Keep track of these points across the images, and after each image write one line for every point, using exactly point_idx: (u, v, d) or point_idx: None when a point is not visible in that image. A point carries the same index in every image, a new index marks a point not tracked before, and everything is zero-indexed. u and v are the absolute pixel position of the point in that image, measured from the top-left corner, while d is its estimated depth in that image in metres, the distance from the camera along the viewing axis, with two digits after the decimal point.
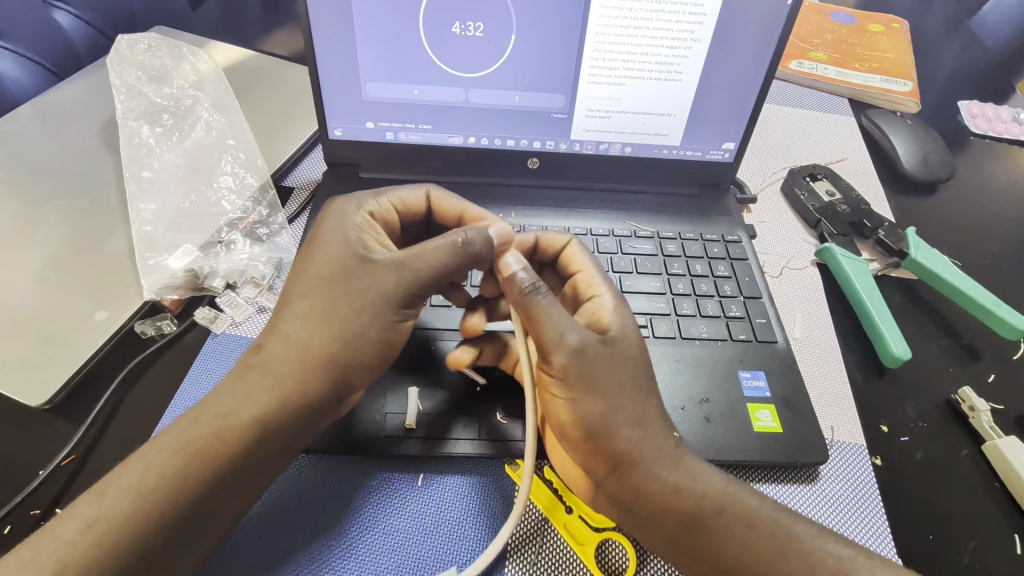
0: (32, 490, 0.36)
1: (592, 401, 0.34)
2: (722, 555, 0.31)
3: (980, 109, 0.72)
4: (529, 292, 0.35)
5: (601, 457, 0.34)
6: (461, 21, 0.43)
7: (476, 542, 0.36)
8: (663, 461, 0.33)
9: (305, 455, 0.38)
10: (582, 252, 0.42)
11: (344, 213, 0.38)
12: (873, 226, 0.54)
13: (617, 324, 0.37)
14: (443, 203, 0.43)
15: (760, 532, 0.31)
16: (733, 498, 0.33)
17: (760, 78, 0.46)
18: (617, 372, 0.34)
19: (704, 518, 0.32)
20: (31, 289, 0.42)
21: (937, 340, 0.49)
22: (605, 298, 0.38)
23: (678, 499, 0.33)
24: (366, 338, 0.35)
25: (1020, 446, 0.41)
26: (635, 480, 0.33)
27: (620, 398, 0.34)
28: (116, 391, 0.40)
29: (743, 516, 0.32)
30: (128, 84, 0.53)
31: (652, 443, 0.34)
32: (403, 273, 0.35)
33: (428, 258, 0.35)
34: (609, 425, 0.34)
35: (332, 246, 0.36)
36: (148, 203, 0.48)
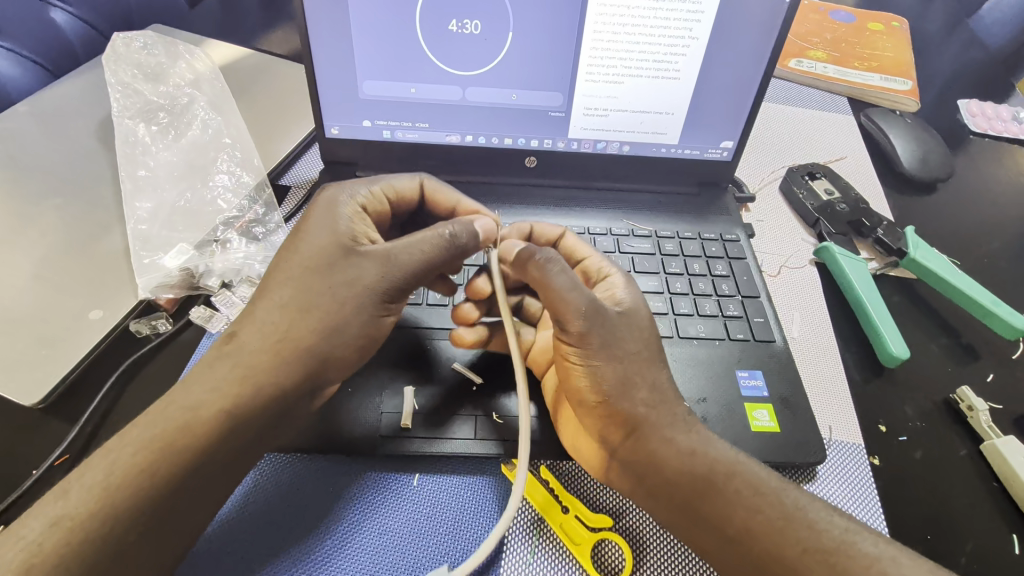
0: (25, 491, 0.35)
1: (613, 365, 0.34)
2: (733, 522, 0.31)
3: (979, 108, 0.72)
4: (546, 266, 0.35)
5: (619, 421, 0.34)
6: (458, 19, 0.43)
7: (472, 540, 0.36)
8: (677, 426, 0.34)
9: (271, 454, 0.38)
10: (579, 241, 0.43)
11: (334, 201, 0.38)
12: (872, 226, 0.53)
13: (629, 300, 0.38)
14: (437, 192, 0.43)
15: (769, 500, 0.31)
16: (744, 467, 0.33)
17: (758, 76, 0.45)
18: (632, 341, 0.36)
19: (716, 482, 0.32)
20: (26, 287, 0.42)
21: (936, 339, 0.49)
22: (617, 277, 0.39)
23: (692, 465, 0.33)
24: (345, 328, 0.35)
25: (1019, 446, 0.40)
26: (650, 444, 0.34)
27: (640, 364, 0.35)
28: (110, 391, 0.40)
29: (752, 483, 0.32)
30: (124, 82, 0.53)
31: (667, 410, 0.35)
32: (390, 266, 0.36)
33: (415, 249, 0.36)
34: (629, 387, 0.34)
35: (317, 236, 0.36)
36: (144, 202, 0.47)
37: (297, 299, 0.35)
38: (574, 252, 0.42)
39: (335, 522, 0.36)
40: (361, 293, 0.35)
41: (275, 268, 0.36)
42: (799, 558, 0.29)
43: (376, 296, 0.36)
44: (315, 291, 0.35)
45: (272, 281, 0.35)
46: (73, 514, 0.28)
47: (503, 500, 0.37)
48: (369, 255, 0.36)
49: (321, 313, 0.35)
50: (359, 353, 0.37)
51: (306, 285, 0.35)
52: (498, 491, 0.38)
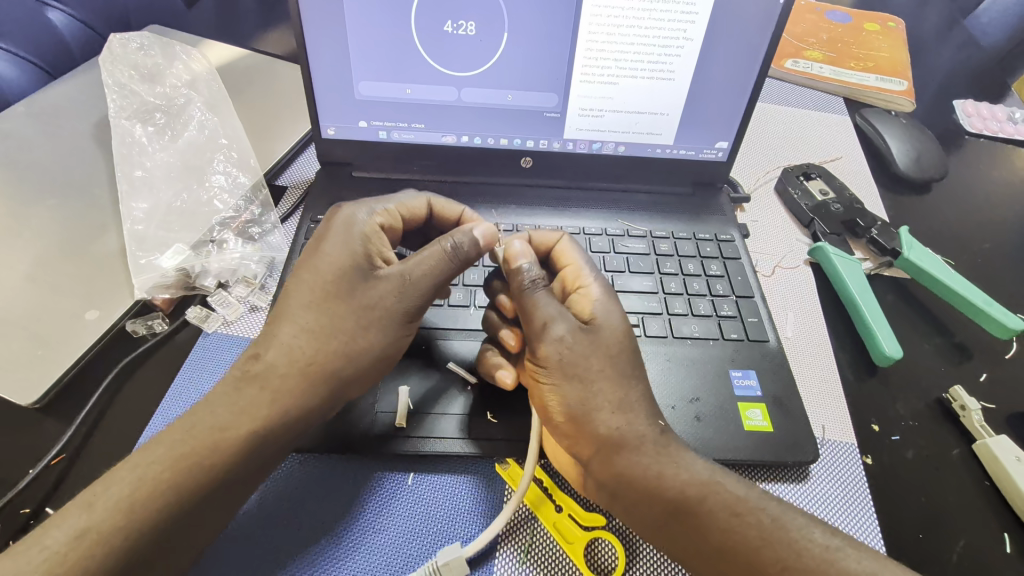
0: (20, 490, 0.36)
1: (572, 386, 0.34)
2: (710, 540, 0.31)
3: (974, 108, 0.72)
4: (528, 289, 0.36)
5: (586, 440, 0.34)
6: (453, 20, 0.43)
7: (466, 536, 0.36)
8: (647, 448, 0.33)
9: (294, 455, 0.38)
10: (573, 248, 0.41)
11: (351, 220, 0.37)
12: (866, 225, 0.54)
13: (602, 316, 0.36)
14: (444, 209, 0.43)
15: (745, 521, 0.31)
16: (717, 487, 0.32)
17: (753, 78, 0.46)
18: (597, 357, 0.35)
19: (689, 505, 0.32)
20: (23, 288, 0.42)
21: (930, 339, 0.49)
22: (591, 289, 0.38)
23: (660, 486, 0.32)
24: (370, 348, 0.35)
25: (1011, 446, 0.41)
26: (619, 465, 0.33)
27: (601, 382, 0.34)
28: (106, 392, 0.40)
29: (727, 503, 0.31)
30: (121, 83, 0.53)
31: (636, 428, 0.34)
32: (405, 289, 0.35)
33: (434, 267, 0.36)
34: (590, 407, 0.34)
35: (335, 259, 0.35)
36: (141, 203, 0.48)
37: (323, 327, 0.34)
38: (562, 259, 0.41)
39: (333, 521, 0.36)
40: (385, 317, 0.35)
41: (288, 294, 0.35)
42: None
43: (399, 318, 0.36)
44: (339, 318, 0.35)
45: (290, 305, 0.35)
46: (78, 516, 0.28)
47: (500, 501, 0.37)
48: (392, 280, 0.35)
49: (344, 339, 0.34)
50: (383, 366, 0.37)
51: (328, 312, 0.35)
52: (495, 491, 0.38)
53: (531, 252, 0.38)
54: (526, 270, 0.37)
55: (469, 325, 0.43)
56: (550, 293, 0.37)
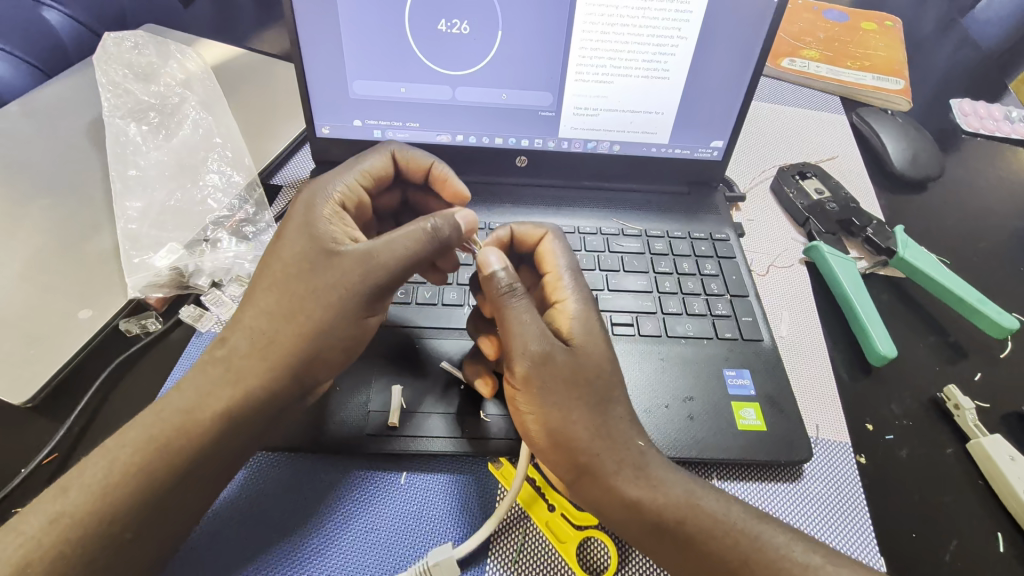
0: (12, 489, 0.36)
1: (551, 413, 0.33)
2: (687, 559, 0.31)
3: (971, 108, 0.72)
4: (506, 297, 0.35)
5: (566, 464, 0.33)
6: (447, 19, 0.43)
7: (458, 528, 0.36)
8: (624, 473, 0.33)
9: (259, 454, 0.38)
10: (557, 249, 0.41)
11: (310, 204, 0.37)
12: (862, 224, 0.53)
13: (581, 333, 0.36)
14: (410, 160, 0.43)
15: (722, 543, 0.31)
16: (696, 508, 0.32)
17: (747, 77, 0.46)
18: (574, 386, 0.34)
19: (666, 527, 0.32)
20: (16, 287, 0.42)
21: (925, 338, 0.49)
22: (570, 303, 0.37)
23: (638, 511, 0.32)
24: (333, 331, 0.34)
25: (1005, 445, 0.41)
26: (599, 487, 0.33)
27: (578, 411, 0.33)
28: (98, 392, 0.40)
29: (705, 526, 0.31)
30: (115, 82, 0.53)
31: (614, 453, 0.33)
32: (369, 265, 0.34)
33: (399, 244, 0.35)
34: (568, 435, 0.33)
35: (298, 240, 0.35)
36: (135, 202, 0.47)
37: (280, 306, 0.34)
38: (545, 263, 0.41)
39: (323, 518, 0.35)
40: (345, 295, 0.34)
41: (256, 275, 0.35)
42: None
43: (361, 298, 0.35)
44: (298, 296, 0.34)
45: (256, 288, 0.35)
46: (72, 512, 0.28)
47: (490, 506, 0.37)
48: (351, 256, 0.34)
49: (304, 317, 0.34)
50: (347, 353, 0.36)
51: (288, 290, 0.34)
52: (484, 496, 0.38)
53: (507, 258, 0.37)
54: (501, 275, 0.35)
55: (462, 325, 0.43)
56: (530, 305, 0.35)
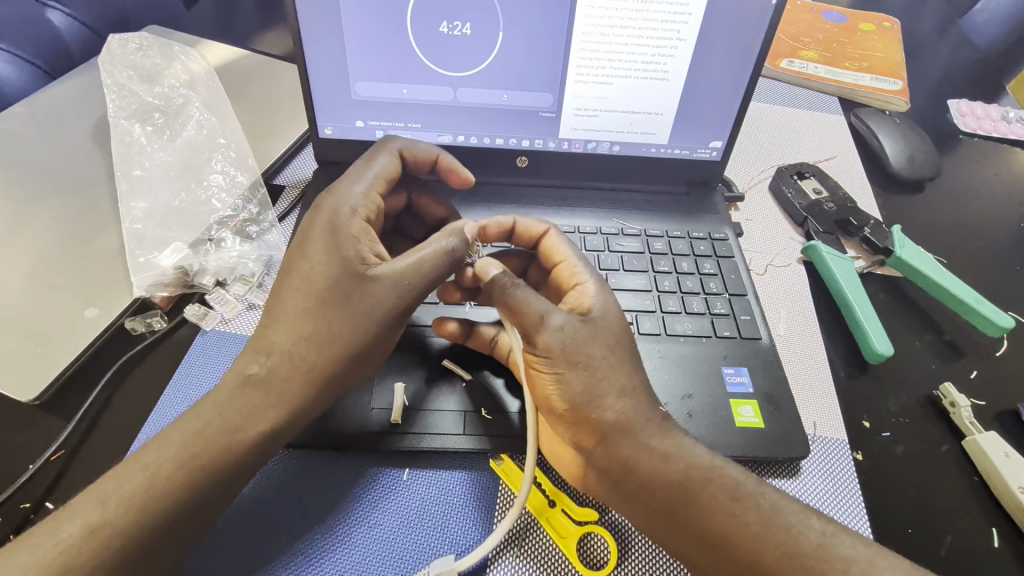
0: (21, 485, 0.36)
1: (576, 375, 0.34)
2: (709, 524, 0.32)
3: (968, 108, 0.73)
4: (506, 287, 0.36)
5: (589, 428, 0.34)
6: (448, 21, 0.43)
7: (465, 528, 0.37)
8: (651, 430, 0.34)
9: (283, 450, 0.39)
10: (563, 242, 0.42)
11: (335, 219, 0.37)
12: (859, 224, 0.54)
13: (599, 310, 0.37)
14: (418, 153, 0.45)
15: (745, 505, 0.32)
16: (720, 471, 0.33)
17: (746, 77, 0.46)
18: (599, 345, 0.35)
19: (692, 487, 0.33)
20: (24, 286, 0.43)
21: (921, 336, 0.50)
22: (588, 286, 0.39)
23: (665, 467, 0.33)
24: (361, 349, 0.35)
25: (999, 441, 0.41)
26: (625, 449, 0.34)
27: (607, 369, 0.35)
28: (105, 389, 0.40)
29: (729, 488, 0.32)
30: (119, 83, 0.53)
31: (640, 413, 0.35)
32: (401, 289, 0.36)
33: (426, 268, 0.36)
34: (597, 394, 0.34)
35: (328, 262, 0.35)
36: (139, 202, 0.48)
37: (313, 329, 0.34)
38: (552, 255, 0.42)
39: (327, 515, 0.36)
40: (377, 319, 0.35)
41: (280, 296, 0.35)
42: (774, 562, 0.30)
43: (393, 320, 0.36)
44: (334, 323, 0.35)
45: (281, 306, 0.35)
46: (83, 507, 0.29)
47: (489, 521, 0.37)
48: (381, 276, 0.35)
49: (336, 339, 0.35)
50: (360, 367, 0.36)
51: (322, 318, 0.35)
52: (486, 509, 0.37)
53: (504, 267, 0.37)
54: (499, 275, 0.36)
55: None
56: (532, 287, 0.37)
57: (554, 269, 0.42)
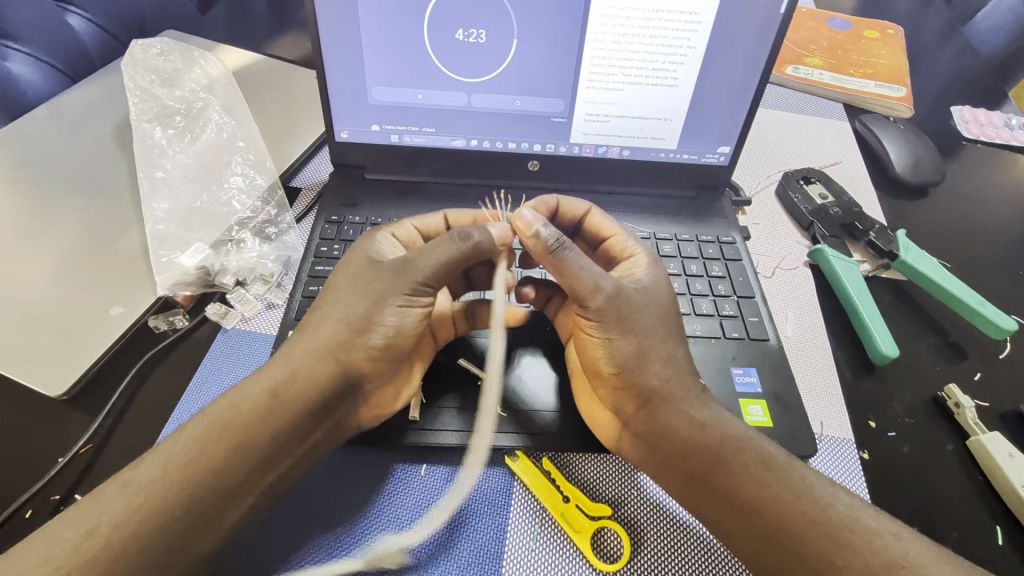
0: (51, 477, 0.37)
1: (626, 340, 0.37)
2: (742, 492, 0.33)
3: (972, 114, 0.74)
4: (556, 249, 0.37)
5: (633, 393, 0.37)
6: (464, 28, 0.45)
7: (483, 520, 0.38)
8: (691, 400, 0.36)
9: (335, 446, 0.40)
10: (605, 218, 0.45)
11: (370, 235, 0.41)
12: (864, 229, 0.55)
13: (649, 280, 0.40)
14: (459, 217, 0.46)
15: (776, 475, 0.33)
16: (753, 443, 0.35)
17: (754, 83, 0.47)
18: (648, 315, 0.37)
19: (727, 455, 0.34)
20: (51, 284, 0.44)
21: (926, 339, 0.51)
22: (640, 258, 0.41)
23: (703, 434, 0.35)
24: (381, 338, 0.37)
25: (1003, 441, 0.42)
26: (664, 415, 0.36)
27: (655, 337, 0.37)
28: (130, 386, 0.41)
29: (761, 458, 0.34)
30: (142, 87, 0.55)
31: (681, 383, 0.37)
32: (405, 267, 0.37)
33: (428, 250, 0.37)
34: (643, 359, 0.37)
35: (356, 253, 0.40)
36: (161, 203, 0.49)
37: (334, 308, 0.37)
38: (602, 230, 0.45)
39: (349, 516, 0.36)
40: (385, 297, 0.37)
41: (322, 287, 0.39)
42: (804, 529, 0.31)
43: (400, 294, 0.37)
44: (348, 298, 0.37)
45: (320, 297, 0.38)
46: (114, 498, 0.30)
47: (502, 533, 0.37)
48: (394, 261, 0.38)
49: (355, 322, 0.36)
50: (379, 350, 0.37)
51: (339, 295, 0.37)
52: (499, 520, 0.38)
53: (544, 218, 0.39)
54: (546, 232, 0.38)
55: (480, 327, 0.45)
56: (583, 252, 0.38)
57: (605, 243, 0.44)
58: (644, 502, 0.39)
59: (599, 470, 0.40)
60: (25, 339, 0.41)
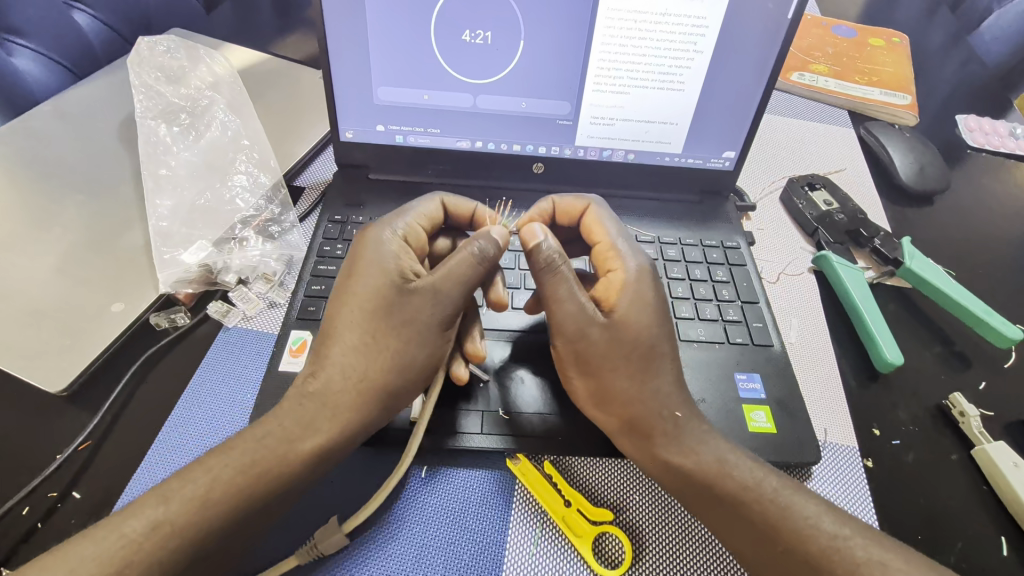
0: (49, 474, 0.37)
1: (591, 379, 0.37)
2: (719, 516, 0.34)
3: (978, 123, 0.73)
4: (539, 272, 0.37)
5: (611, 422, 0.37)
6: (471, 29, 0.45)
7: (484, 522, 0.38)
8: (661, 435, 0.36)
9: None
10: (598, 221, 0.43)
11: (378, 239, 0.38)
12: (869, 235, 0.55)
13: (623, 309, 0.38)
14: (458, 207, 0.45)
15: (748, 510, 0.33)
16: (726, 476, 0.34)
17: (761, 89, 0.47)
18: (613, 355, 0.37)
19: (697, 488, 0.34)
20: (53, 279, 0.43)
21: (930, 347, 0.50)
22: (622, 277, 0.39)
23: (672, 469, 0.35)
24: (412, 362, 0.36)
25: (1007, 450, 0.42)
26: (640, 448, 0.36)
27: (616, 378, 0.37)
28: (130, 383, 0.41)
29: (730, 495, 0.33)
30: (147, 83, 0.55)
31: (652, 420, 0.36)
32: (439, 297, 0.37)
33: (458, 275, 0.37)
34: (613, 396, 0.36)
35: (369, 274, 0.37)
36: (165, 200, 0.49)
37: (367, 341, 0.36)
38: (593, 232, 0.43)
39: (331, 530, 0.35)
40: (423, 330, 0.37)
41: (336, 314, 0.36)
42: (777, 558, 0.32)
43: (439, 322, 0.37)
44: (383, 332, 0.36)
45: (338, 326, 0.36)
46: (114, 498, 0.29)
47: (502, 536, 0.37)
48: (427, 290, 0.37)
49: (390, 352, 0.36)
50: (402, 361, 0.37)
51: (373, 328, 0.36)
52: (499, 523, 0.38)
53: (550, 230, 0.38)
54: (545, 246, 0.37)
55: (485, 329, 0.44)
56: (563, 279, 0.37)
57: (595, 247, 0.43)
58: (646, 507, 0.38)
59: (601, 473, 0.40)
60: (26, 334, 0.40)
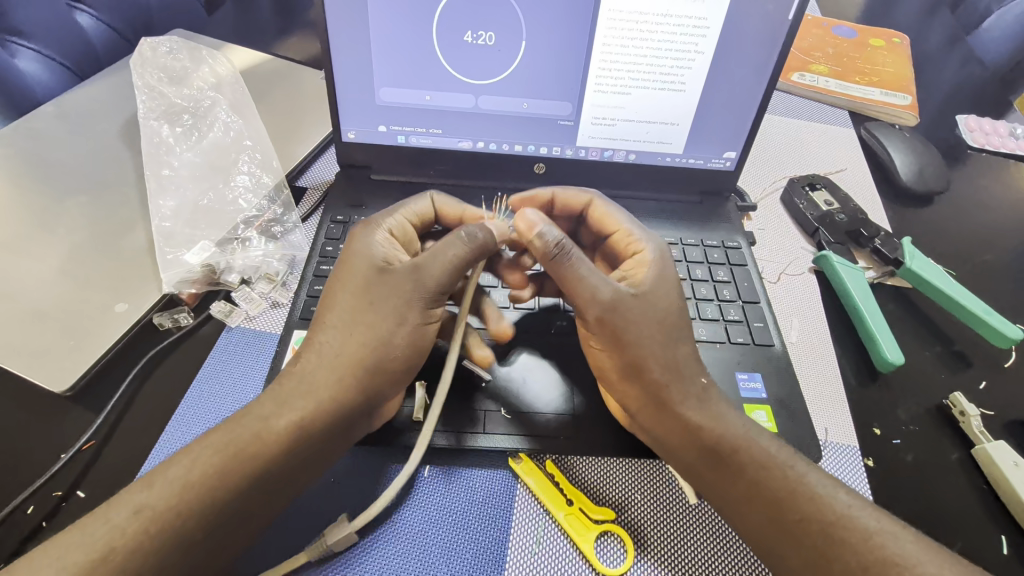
0: (53, 473, 0.37)
1: (622, 349, 0.36)
2: (740, 487, 0.33)
3: (978, 123, 0.74)
4: (556, 255, 0.37)
5: (640, 394, 0.36)
6: (473, 30, 0.45)
7: (486, 521, 0.38)
8: (689, 401, 0.36)
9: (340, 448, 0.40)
10: (605, 209, 0.44)
11: (365, 229, 0.40)
12: (870, 235, 0.55)
13: (651, 281, 0.38)
14: (447, 206, 0.45)
15: (773, 475, 0.33)
16: (751, 443, 0.34)
17: (761, 90, 0.47)
18: (647, 324, 0.37)
19: (722, 454, 0.34)
20: (56, 280, 0.44)
21: (930, 347, 0.50)
22: (647, 255, 0.40)
23: (700, 437, 0.35)
24: (403, 353, 0.36)
25: (1008, 449, 0.42)
26: (666, 419, 0.36)
27: (650, 343, 0.36)
28: (133, 383, 0.41)
29: (758, 459, 0.34)
30: (150, 84, 0.55)
31: (682, 386, 0.36)
32: (418, 277, 0.37)
33: (438, 257, 0.37)
34: (643, 364, 0.36)
35: (357, 258, 0.38)
36: (168, 201, 0.49)
37: (351, 319, 0.36)
38: (605, 224, 0.45)
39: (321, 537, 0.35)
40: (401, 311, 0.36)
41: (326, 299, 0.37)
42: (793, 526, 0.32)
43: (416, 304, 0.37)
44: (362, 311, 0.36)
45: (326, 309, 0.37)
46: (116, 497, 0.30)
47: (503, 535, 0.37)
48: (405, 271, 0.37)
49: (367, 329, 0.36)
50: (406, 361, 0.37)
51: (354, 310, 0.36)
52: (500, 523, 0.38)
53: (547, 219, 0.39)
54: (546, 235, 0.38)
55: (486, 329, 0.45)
56: (584, 258, 0.38)
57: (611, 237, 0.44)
58: (647, 505, 0.39)
59: (603, 471, 0.40)
60: (29, 335, 0.41)
